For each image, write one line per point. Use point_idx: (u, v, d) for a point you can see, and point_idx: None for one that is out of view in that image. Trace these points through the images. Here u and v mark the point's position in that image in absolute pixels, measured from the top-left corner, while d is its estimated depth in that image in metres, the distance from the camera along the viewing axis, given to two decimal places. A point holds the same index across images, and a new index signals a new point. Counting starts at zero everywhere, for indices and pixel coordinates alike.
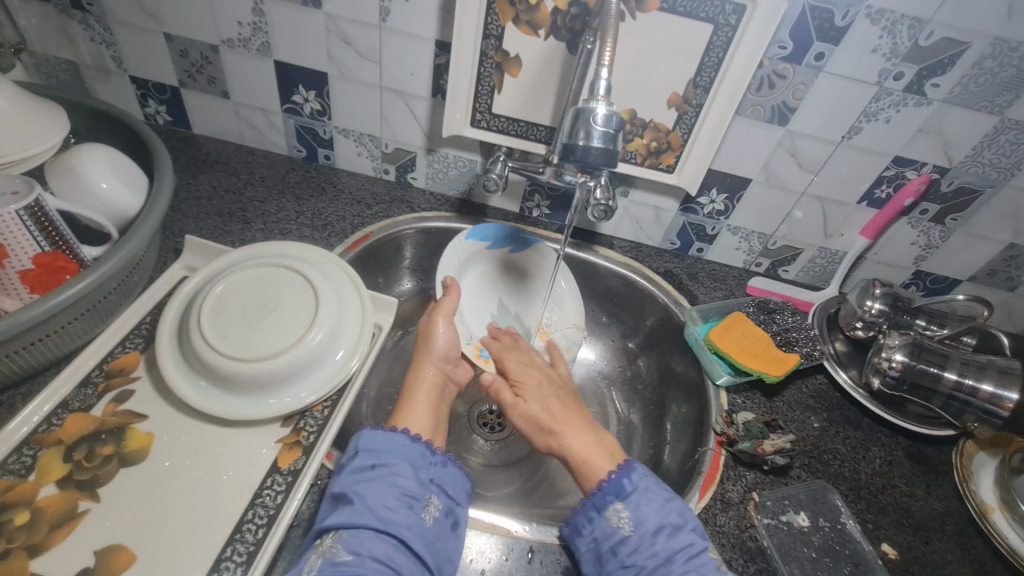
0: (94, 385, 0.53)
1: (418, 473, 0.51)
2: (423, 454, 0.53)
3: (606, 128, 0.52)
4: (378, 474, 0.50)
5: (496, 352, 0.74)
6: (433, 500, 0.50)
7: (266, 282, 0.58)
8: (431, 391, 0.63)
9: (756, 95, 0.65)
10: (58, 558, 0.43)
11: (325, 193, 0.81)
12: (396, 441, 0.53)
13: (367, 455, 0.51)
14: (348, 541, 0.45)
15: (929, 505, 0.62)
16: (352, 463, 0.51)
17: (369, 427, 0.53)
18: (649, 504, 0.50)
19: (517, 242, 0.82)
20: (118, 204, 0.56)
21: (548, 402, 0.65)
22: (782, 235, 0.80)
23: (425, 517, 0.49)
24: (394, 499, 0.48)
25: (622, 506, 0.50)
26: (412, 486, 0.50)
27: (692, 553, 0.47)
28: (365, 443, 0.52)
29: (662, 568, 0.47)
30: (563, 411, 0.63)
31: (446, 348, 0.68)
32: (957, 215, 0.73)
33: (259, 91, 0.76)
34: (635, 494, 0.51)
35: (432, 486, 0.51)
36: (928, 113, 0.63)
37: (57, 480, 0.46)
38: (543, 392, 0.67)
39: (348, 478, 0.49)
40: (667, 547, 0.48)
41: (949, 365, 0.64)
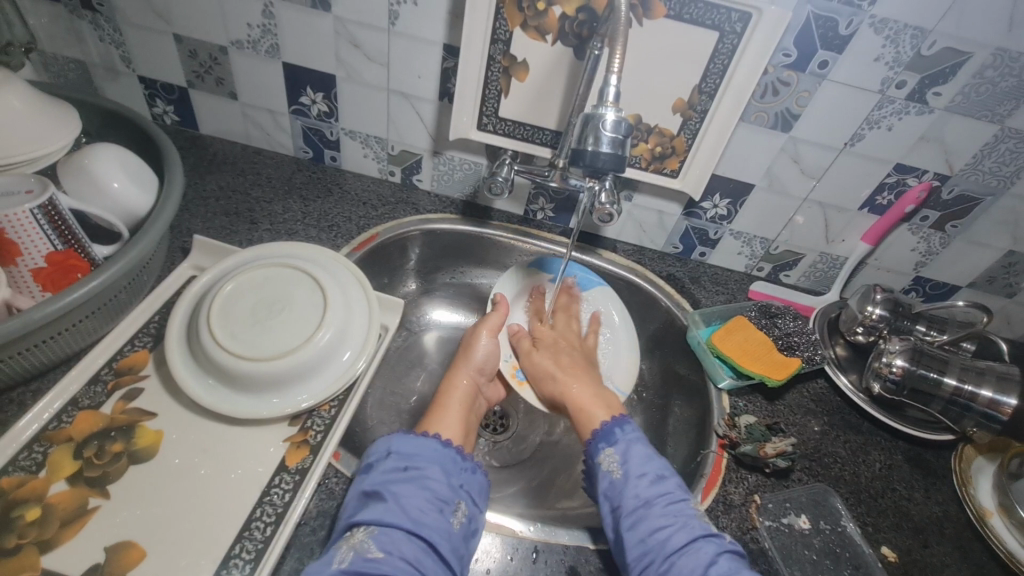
0: (103, 383, 0.53)
1: (448, 478, 0.52)
2: (455, 459, 0.54)
3: (615, 134, 0.53)
4: (410, 476, 0.51)
5: (535, 312, 0.82)
6: (461, 505, 0.51)
7: (274, 282, 0.58)
8: (463, 402, 0.65)
9: (760, 101, 0.66)
10: (69, 553, 0.43)
11: (331, 194, 0.82)
12: (428, 447, 0.54)
13: (399, 457, 0.52)
14: (379, 538, 0.46)
15: (929, 509, 0.62)
16: (383, 463, 0.52)
17: (405, 431, 0.55)
18: (634, 453, 0.56)
19: (546, 271, 0.84)
20: (129, 204, 0.56)
21: (563, 359, 0.72)
22: (784, 240, 0.81)
23: (453, 520, 0.50)
24: (424, 502, 0.49)
25: (613, 451, 0.57)
26: (442, 490, 0.51)
27: (669, 498, 0.52)
28: (399, 445, 0.53)
29: (642, 508, 0.51)
30: (575, 368, 0.71)
31: (489, 360, 0.72)
32: (957, 222, 0.74)
33: (267, 92, 0.77)
34: (624, 442, 0.57)
35: (462, 491, 0.52)
36: (929, 121, 0.64)
37: (67, 476, 0.47)
38: (560, 350, 0.75)
39: (379, 478, 0.50)
40: (648, 489, 0.53)
41: (949, 370, 0.65)
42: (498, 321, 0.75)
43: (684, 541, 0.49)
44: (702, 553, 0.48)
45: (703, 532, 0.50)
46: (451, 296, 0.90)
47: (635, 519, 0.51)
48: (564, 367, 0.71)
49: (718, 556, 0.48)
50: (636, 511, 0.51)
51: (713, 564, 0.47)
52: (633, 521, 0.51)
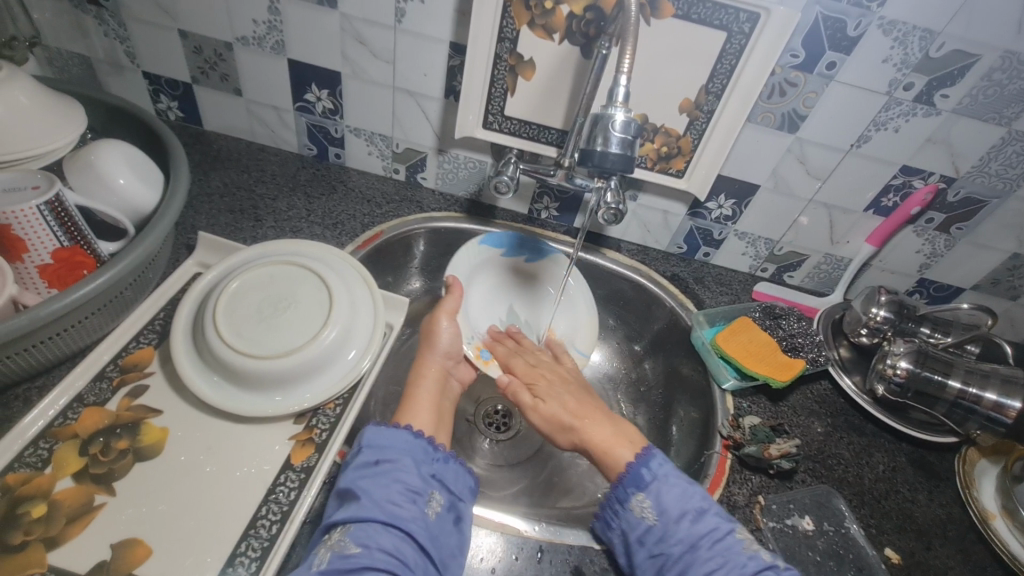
0: (108, 379, 0.53)
1: (421, 468, 0.52)
2: (425, 449, 0.54)
3: (625, 135, 0.53)
4: (381, 469, 0.50)
5: (503, 359, 0.76)
6: (436, 495, 0.51)
7: (279, 280, 0.58)
8: (427, 394, 0.64)
9: (767, 102, 0.66)
10: (76, 551, 0.43)
11: (336, 191, 0.82)
12: (398, 437, 0.53)
13: (371, 451, 0.52)
14: (355, 534, 0.46)
15: (931, 511, 0.62)
16: (355, 459, 0.51)
17: (372, 423, 0.54)
18: (669, 492, 0.51)
19: (532, 251, 0.82)
20: (135, 201, 0.56)
21: (560, 399, 0.68)
22: (789, 241, 0.81)
23: (429, 510, 0.50)
24: (398, 493, 0.49)
25: (644, 496, 0.52)
26: (415, 480, 0.51)
27: (716, 538, 0.49)
28: (368, 439, 0.52)
29: (689, 555, 0.48)
30: (575, 409, 0.66)
31: (445, 346, 0.70)
32: (962, 225, 0.74)
33: (272, 88, 0.77)
34: (654, 482, 0.52)
35: (434, 480, 0.52)
36: (937, 123, 0.64)
37: (73, 473, 0.47)
38: (557, 390, 0.70)
39: (353, 475, 0.50)
40: (692, 532, 0.49)
41: (954, 373, 0.65)
42: (456, 306, 0.73)
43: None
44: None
45: (759, 568, 0.47)
46: None
47: (683, 571, 0.48)
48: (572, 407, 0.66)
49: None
50: (684, 560, 0.48)
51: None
52: (682, 572, 0.48)
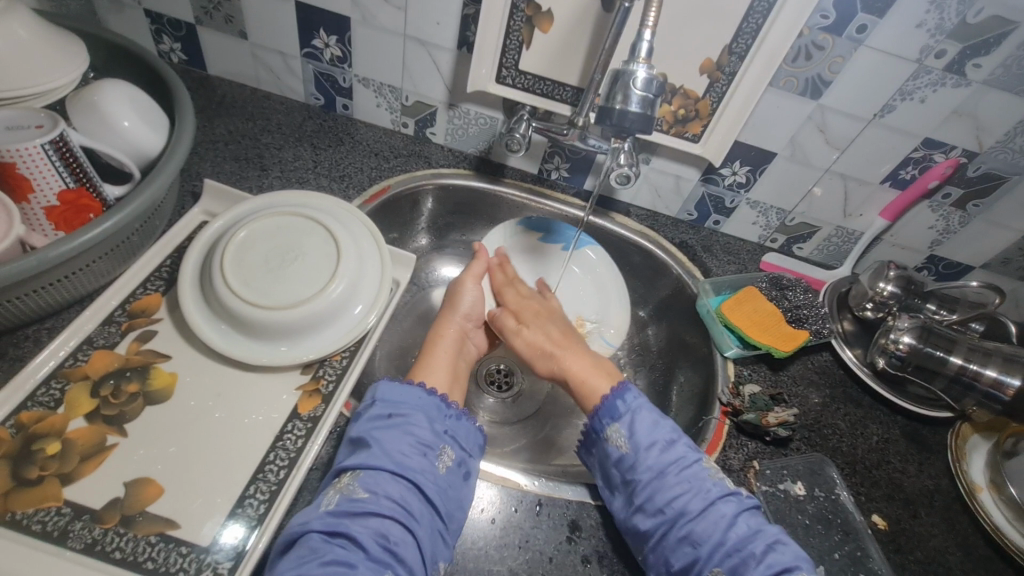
0: (117, 323, 0.53)
1: (433, 424, 0.53)
2: (439, 405, 0.55)
3: (645, 93, 0.52)
4: (394, 422, 0.51)
5: (497, 285, 0.79)
6: (446, 450, 0.52)
7: (287, 232, 0.57)
8: (449, 349, 0.67)
9: (792, 65, 0.63)
10: (90, 487, 0.44)
11: (343, 144, 0.80)
12: (411, 394, 0.54)
13: (384, 404, 0.53)
14: (365, 480, 0.48)
15: (920, 482, 0.64)
16: (368, 411, 0.53)
17: (384, 378, 0.55)
18: (641, 423, 0.55)
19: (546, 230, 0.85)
20: (141, 144, 0.55)
21: (544, 331, 0.72)
22: (801, 212, 0.80)
23: (438, 465, 0.51)
24: (408, 446, 0.50)
25: (618, 427, 0.56)
26: (426, 435, 0.52)
27: (683, 466, 0.52)
28: (382, 393, 0.54)
29: (656, 480, 0.52)
30: (560, 341, 0.70)
31: (468, 313, 0.72)
32: (979, 202, 0.73)
33: (278, 32, 0.74)
34: (627, 414, 0.56)
35: (446, 436, 0.53)
36: (966, 94, 0.62)
37: (85, 413, 0.48)
38: (546, 326, 0.73)
39: (366, 425, 0.51)
40: (660, 460, 0.53)
41: (956, 350, 0.65)
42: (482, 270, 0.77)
43: (702, 507, 0.50)
44: (720, 514, 0.49)
45: (722, 494, 0.51)
46: (461, 253, 0.90)
47: (649, 494, 0.51)
48: (555, 336, 0.71)
49: (736, 518, 0.49)
50: (650, 485, 0.51)
51: (733, 526, 0.49)
52: (647, 494, 0.51)
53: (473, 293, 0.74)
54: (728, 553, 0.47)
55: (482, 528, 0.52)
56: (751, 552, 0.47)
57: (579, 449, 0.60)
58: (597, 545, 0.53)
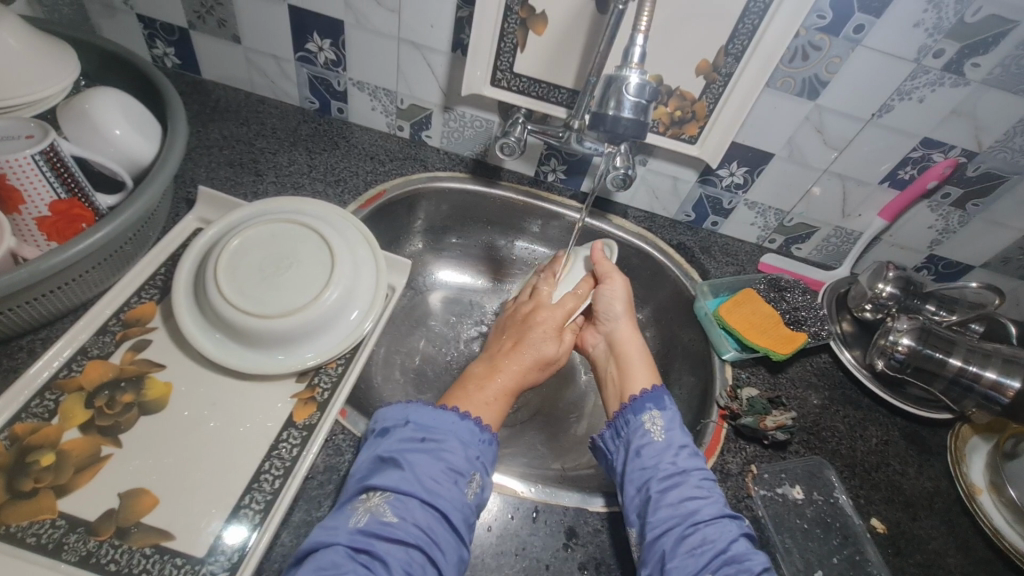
0: (112, 333, 0.53)
1: (466, 449, 0.52)
2: (473, 430, 0.53)
3: (638, 99, 0.52)
4: (427, 447, 0.51)
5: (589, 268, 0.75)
6: (476, 477, 0.51)
7: (287, 241, 0.57)
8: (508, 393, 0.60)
9: (788, 66, 0.63)
10: (84, 499, 0.44)
11: (338, 148, 0.80)
12: (446, 418, 0.53)
13: (417, 428, 0.52)
14: (394, 503, 0.47)
15: (920, 484, 0.64)
16: (400, 431, 0.52)
17: (422, 402, 0.54)
18: (676, 425, 0.57)
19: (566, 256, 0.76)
20: (133, 152, 0.55)
21: (619, 298, 0.70)
22: (800, 212, 0.79)
23: (467, 491, 0.50)
24: (441, 472, 0.49)
25: (658, 415, 0.57)
26: (459, 460, 0.51)
27: (704, 474, 0.53)
28: (416, 416, 0.53)
29: (679, 476, 0.52)
30: (627, 315, 0.70)
31: (553, 352, 0.65)
32: (979, 201, 0.72)
33: (271, 36, 0.73)
34: (670, 410, 0.58)
35: (478, 463, 0.52)
36: (964, 94, 0.61)
37: (79, 424, 0.48)
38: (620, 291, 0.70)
39: (397, 446, 0.50)
40: (686, 462, 0.54)
41: (955, 351, 0.65)
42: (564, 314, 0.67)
43: (713, 515, 0.50)
44: (726, 528, 0.49)
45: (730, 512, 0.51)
46: (458, 256, 0.90)
47: (668, 487, 0.52)
48: (621, 307, 0.70)
49: (739, 536, 0.49)
50: (671, 479, 0.52)
51: (736, 541, 0.49)
52: (667, 488, 0.52)
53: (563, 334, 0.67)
54: (725, 562, 0.47)
55: (479, 535, 0.52)
56: (748, 568, 0.47)
57: (603, 427, 0.59)
58: (594, 551, 0.53)
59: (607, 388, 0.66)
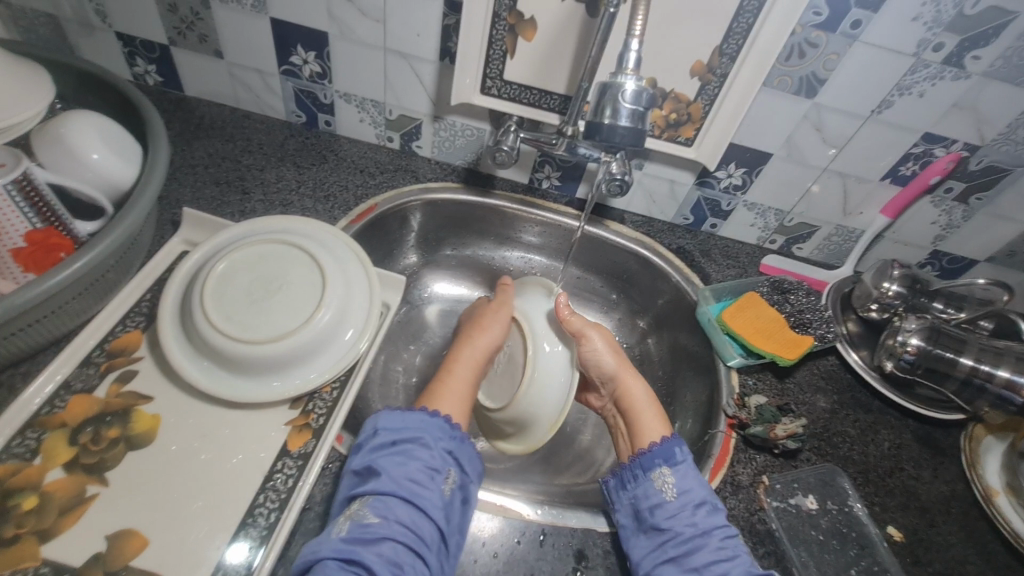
0: (95, 365, 0.51)
1: (438, 445, 0.52)
2: (443, 427, 0.54)
3: (635, 106, 0.50)
4: (400, 448, 0.50)
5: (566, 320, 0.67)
6: (452, 473, 0.51)
7: (272, 260, 0.55)
8: (475, 355, 0.65)
9: (785, 64, 0.61)
10: (69, 544, 0.42)
11: (327, 161, 0.78)
12: (414, 418, 0.53)
13: (388, 433, 0.51)
14: (374, 505, 0.46)
15: (935, 488, 0.62)
16: (372, 440, 0.51)
17: (386, 409, 0.53)
18: (691, 478, 0.54)
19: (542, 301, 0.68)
20: (112, 176, 0.53)
21: (604, 351, 0.66)
22: (800, 212, 0.78)
23: (444, 489, 0.50)
24: (417, 472, 0.50)
25: (669, 471, 0.55)
26: (433, 458, 0.51)
27: (727, 530, 0.51)
28: (384, 422, 0.52)
29: (700, 539, 0.50)
30: (620, 372, 0.67)
31: (493, 307, 0.69)
32: (982, 195, 0.71)
33: (254, 50, 0.72)
34: (682, 464, 0.55)
35: (451, 458, 0.52)
36: (965, 87, 0.60)
37: (63, 463, 0.46)
38: (603, 340, 0.67)
39: (369, 454, 0.50)
40: (706, 520, 0.51)
41: (966, 350, 0.63)
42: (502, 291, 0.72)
43: None
44: None
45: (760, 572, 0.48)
46: (453, 268, 0.88)
47: (689, 550, 0.50)
48: (611, 361, 0.67)
49: None
50: (692, 541, 0.50)
51: None
52: (687, 551, 0.50)
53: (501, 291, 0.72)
54: None
55: (485, 562, 0.49)
56: None
57: (611, 479, 0.57)
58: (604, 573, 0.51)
59: (620, 439, 0.66)
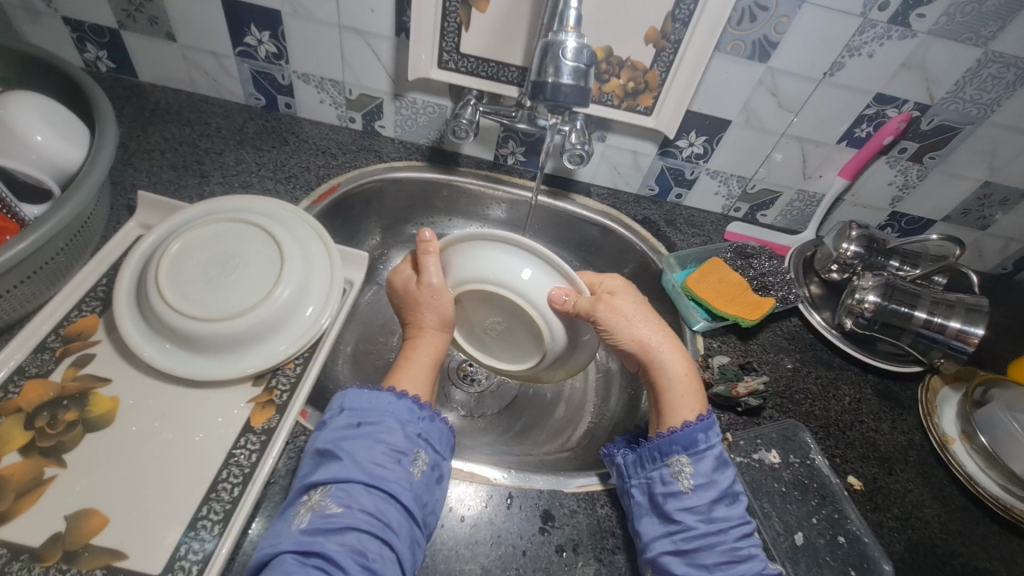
0: (50, 350, 0.51)
1: (406, 428, 0.49)
2: (411, 409, 0.51)
3: (577, 63, 0.51)
4: (363, 431, 0.48)
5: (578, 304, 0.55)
6: (421, 455, 0.49)
7: (229, 240, 0.55)
8: (437, 339, 0.59)
9: (736, 29, 0.62)
10: (27, 525, 0.42)
11: (288, 143, 0.77)
12: (381, 398, 0.51)
13: (352, 413, 0.50)
14: (336, 493, 0.45)
15: (893, 439, 0.64)
16: (335, 421, 0.50)
17: (354, 387, 0.51)
18: (713, 468, 0.50)
19: (531, 263, 0.55)
20: (57, 157, 0.52)
21: (624, 339, 0.57)
22: (761, 178, 0.79)
23: (413, 470, 0.48)
24: (381, 455, 0.47)
25: (687, 459, 0.50)
26: (399, 440, 0.48)
27: (743, 528, 0.48)
28: (350, 402, 0.50)
29: (715, 536, 0.48)
30: (646, 348, 0.57)
31: (419, 284, 0.59)
32: (936, 153, 0.72)
33: (207, 31, 0.70)
34: (704, 453, 0.50)
35: (420, 439, 0.49)
36: (912, 46, 0.61)
37: (19, 447, 0.45)
38: (619, 322, 0.56)
39: (333, 436, 0.48)
40: (722, 517, 0.48)
41: (920, 305, 0.65)
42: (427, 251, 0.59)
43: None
44: None
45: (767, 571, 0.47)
46: None
47: (700, 546, 0.47)
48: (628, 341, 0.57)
49: None
50: (705, 538, 0.47)
51: None
52: (698, 547, 0.47)
53: (422, 259, 0.59)
54: None
55: (452, 526, 0.50)
56: None
57: (625, 453, 0.53)
58: (572, 532, 0.51)
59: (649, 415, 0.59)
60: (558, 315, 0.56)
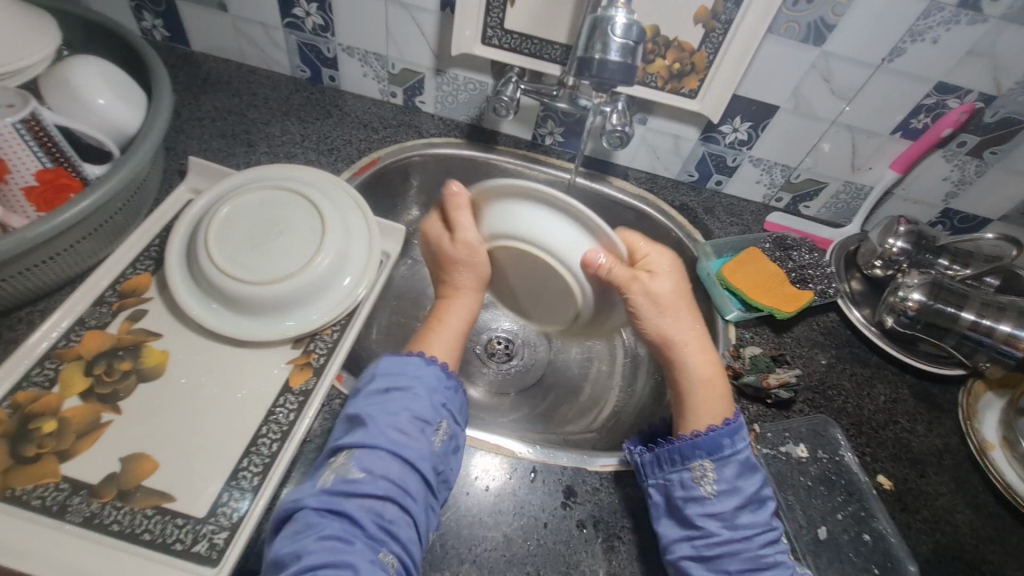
0: (108, 304, 0.54)
1: (432, 397, 0.51)
2: (439, 377, 0.52)
3: (625, 40, 0.50)
4: (390, 398, 0.49)
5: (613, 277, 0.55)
6: (443, 425, 0.50)
7: (274, 207, 0.57)
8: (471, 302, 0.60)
9: (792, 10, 0.60)
10: (87, 463, 0.45)
11: (331, 116, 0.79)
12: (411, 364, 0.52)
13: (383, 379, 0.51)
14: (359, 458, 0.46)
15: (928, 442, 0.62)
16: (368, 386, 0.51)
17: (387, 353, 0.53)
18: (738, 474, 0.49)
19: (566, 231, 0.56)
20: (117, 121, 0.55)
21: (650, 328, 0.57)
22: (807, 168, 0.76)
23: (434, 440, 0.49)
24: (406, 423, 0.48)
25: (711, 464, 0.50)
26: (424, 410, 0.49)
27: (767, 537, 0.48)
28: (382, 368, 0.52)
29: (738, 543, 0.47)
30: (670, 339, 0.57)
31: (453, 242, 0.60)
32: (997, 148, 0.69)
33: (257, 2, 0.72)
34: (727, 458, 0.50)
35: (444, 409, 0.51)
36: (981, 32, 0.58)
37: (80, 392, 0.48)
38: (650, 308, 0.57)
39: (361, 402, 0.49)
40: (746, 525, 0.47)
41: (968, 306, 0.63)
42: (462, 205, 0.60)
43: None
44: None
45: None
46: None
47: (723, 552, 0.47)
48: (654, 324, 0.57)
49: None
50: (727, 546, 0.47)
51: None
52: (720, 554, 0.47)
53: (455, 215, 0.60)
54: None
55: (477, 495, 0.52)
56: None
57: (644, 451, 0.53)
58: (593, 509, 0.52)
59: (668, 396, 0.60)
60: (587, 276, 0.57)
